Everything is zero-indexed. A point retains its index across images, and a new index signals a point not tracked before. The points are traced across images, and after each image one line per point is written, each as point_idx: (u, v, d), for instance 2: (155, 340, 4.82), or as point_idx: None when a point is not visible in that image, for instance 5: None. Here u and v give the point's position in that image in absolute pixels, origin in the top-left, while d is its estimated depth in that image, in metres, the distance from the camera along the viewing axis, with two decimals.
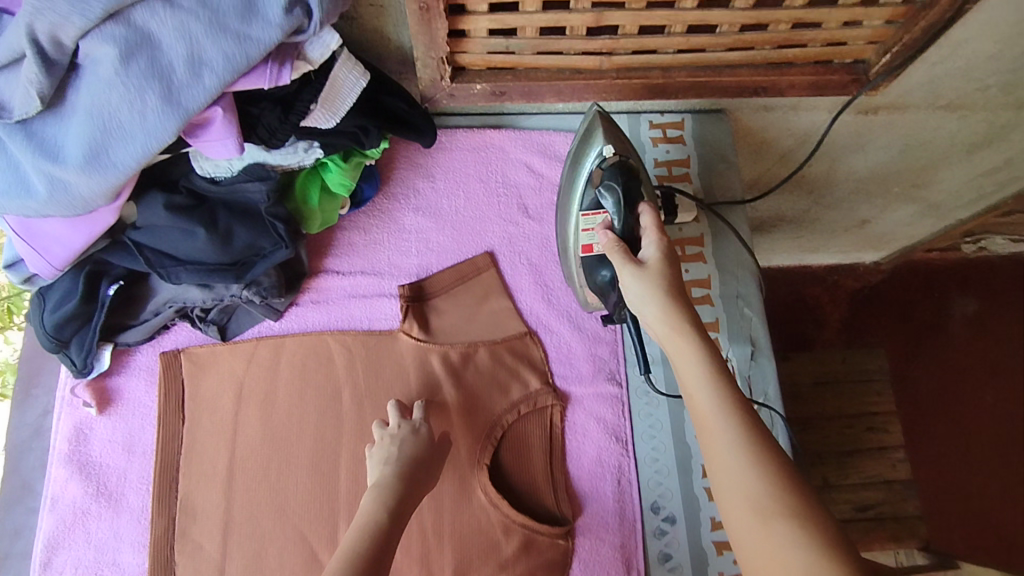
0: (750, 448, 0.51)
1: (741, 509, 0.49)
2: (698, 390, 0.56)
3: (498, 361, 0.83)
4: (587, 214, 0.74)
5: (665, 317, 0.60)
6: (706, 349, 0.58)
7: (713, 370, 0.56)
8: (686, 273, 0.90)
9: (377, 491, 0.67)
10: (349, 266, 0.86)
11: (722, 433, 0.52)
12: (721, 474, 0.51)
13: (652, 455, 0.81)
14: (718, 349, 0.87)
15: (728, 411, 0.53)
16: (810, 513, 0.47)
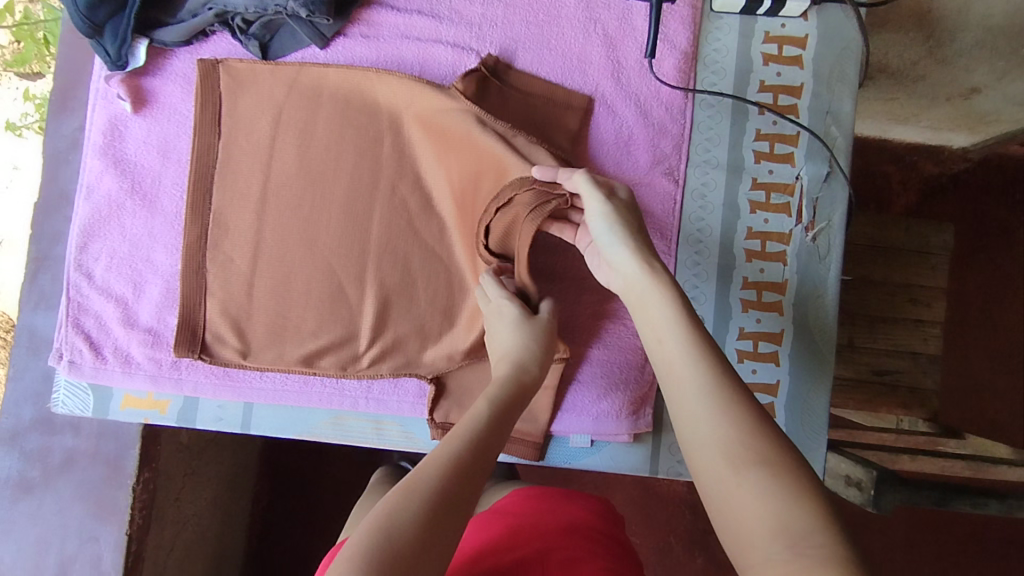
0: (717, 396, 0.48)
1: (705, 454, 0.46)
2: (667, 340, 0.54)
3: (554, 134, 0.77)
4: None
5: (632, 259, 0.60)
6: (683, 320, 0.55)
7: (694, 340, 0.53)
8: (778, 77, 0.80)
9: (493, 380, 0.61)
10: (407, 3, 0.78)
11: (690, 373, 0.50)
12: (682, 416, 0.49)
13: (694, 259, 0.79)
14: (791, 165, 0.79)
15: (700, 357, 0.51)
16: (782, 462, 0.44)
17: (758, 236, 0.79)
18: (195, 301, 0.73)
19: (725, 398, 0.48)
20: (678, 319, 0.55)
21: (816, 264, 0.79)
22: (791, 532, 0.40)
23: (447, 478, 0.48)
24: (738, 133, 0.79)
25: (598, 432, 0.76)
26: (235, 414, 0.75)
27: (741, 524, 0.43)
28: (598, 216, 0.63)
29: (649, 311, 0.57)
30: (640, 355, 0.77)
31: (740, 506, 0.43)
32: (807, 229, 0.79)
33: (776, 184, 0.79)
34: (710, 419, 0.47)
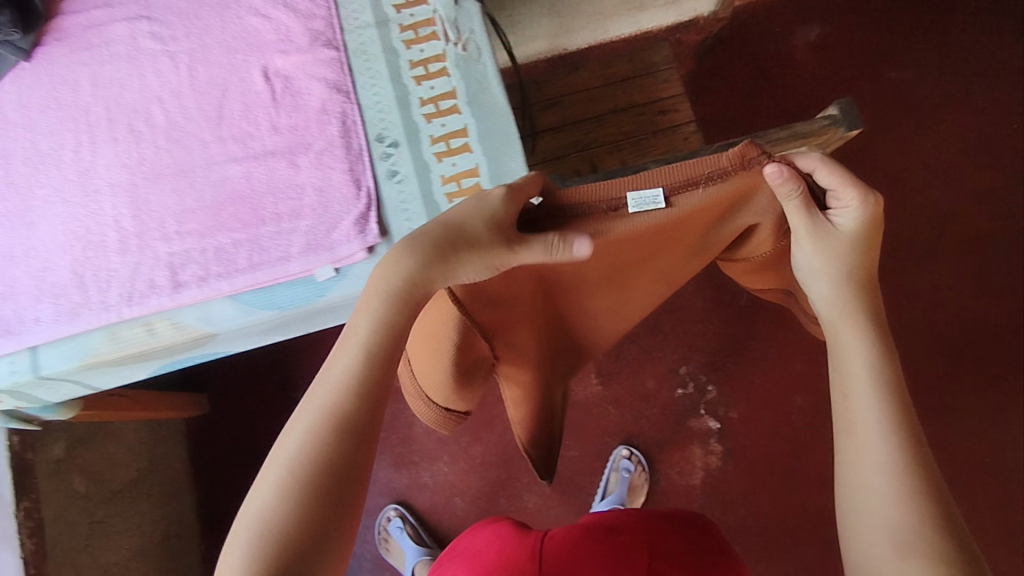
0: (901, 466, 0.67)
1: (880, 532, 0.65)
2: (859, 381, 0.72)
3: (226, 50, 0.92)
4: None
5: (835, 302, 0.76)
6: (891, 391, 0.71)
7: (887, 406, 0.70)
8: None
9: (360, 328, 0.69)
10: (88, 5, 0.96)
11: (872, 446, 0.68)
12: (858, 480, 0.68)
13: (374, 99, 0.91)
14: (426, 4, 0.94)
15: (896, 437, 0.68)
16: (937, 543, 0.63)
17: (420, 64, 0.92)
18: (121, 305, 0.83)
19: (910, 484, 0.66)
20: (869, 382, 0.72)
21: (473, 66, 0.92)
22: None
23: (295, 471, 0.63)
24: None
25: (336, 259, 0.85)
26: (25, 363, 0.84)
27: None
28: (806, 235, 0.74)
29: (850, 355, 0.74)
30: (352, 186, 0.87)
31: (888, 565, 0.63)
32: (457, 44, 0.93)
33: (419, 22, 0.94)
34: (882, 488, 0.66)
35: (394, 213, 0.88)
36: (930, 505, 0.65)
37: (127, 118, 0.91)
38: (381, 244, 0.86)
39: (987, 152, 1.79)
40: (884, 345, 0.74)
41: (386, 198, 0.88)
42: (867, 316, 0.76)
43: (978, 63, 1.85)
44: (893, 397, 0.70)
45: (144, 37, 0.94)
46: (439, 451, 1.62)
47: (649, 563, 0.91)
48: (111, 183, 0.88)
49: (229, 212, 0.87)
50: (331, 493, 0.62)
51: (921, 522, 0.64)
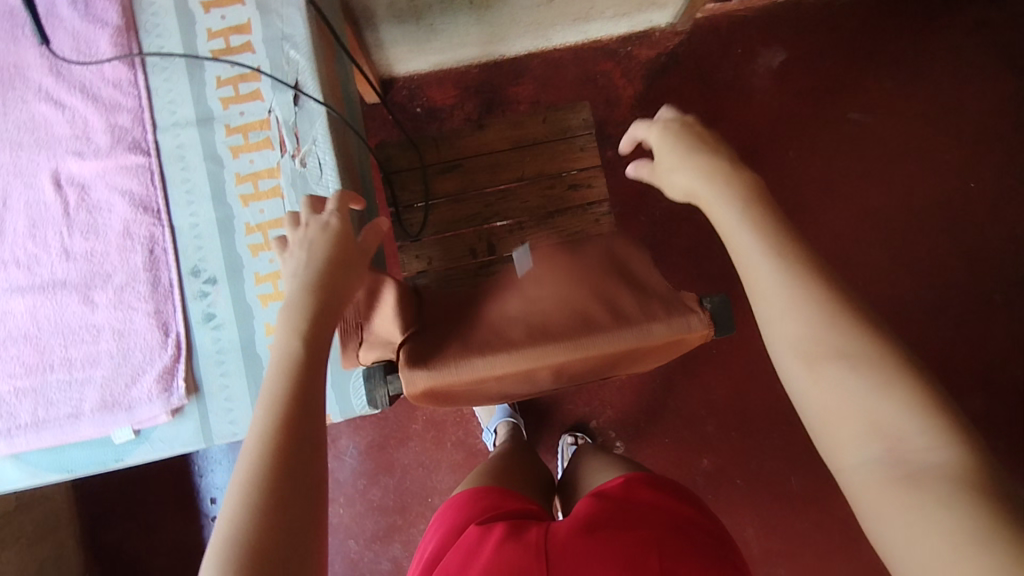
0: (791, 290, 0.63)
1: (791, 355, 0.61)
2: (738, 239, 0.70)
3: (11, 148, 0.77)
4: None
5: (699, 186, 0.77)
6: (758, 228, 0.69)
7: (769, 246, 0.67)
8: (222, 21, 0.79)
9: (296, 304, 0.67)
10: None
11: (765, 277, 0.66)
12: (775, 313, 0.63)
13: (190, 221, 0.77)
14: (260, 101, 0.79)
15: (778, 264, 0.65)
16: (863, 349, 0.57)
17: (247, 178, 0.78)
18: None
19: (803, 297, 0.62)
20: (745, 222, 0.70)
21: (311, 185, 0.78)
22: (876, 412, 0.54)
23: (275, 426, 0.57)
24: (197, 87, 0.78)
25: (135, 420, 0.74)
26: None
27: (831, 416, 0.57)
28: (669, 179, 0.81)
29: (722, 215, 0.73)
30: (158, 332, 0.75)
31: (825, 391, 0.57)
32: (294, 156, 0.78)
33: (251, 123, 0.79)
34: (786, 317, 0.62)
35: (208, 364, 0.76)
36: (839, 311, 0.60)
37: None
38: (189, 401, 0.75)
39: (943, 206, 1.67)
40: (748, 194, 0.74)
41: (200, 344, 0.76)
42: (723, 173, 0.76)
43: (946, 107, 1.70)
44: (770, 231, 0.69)
45: None
46: (336, 492, 1.58)
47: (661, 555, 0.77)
48: None
49: (12, 353, 0.75)
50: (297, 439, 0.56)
51: (831, 321, 0.60)
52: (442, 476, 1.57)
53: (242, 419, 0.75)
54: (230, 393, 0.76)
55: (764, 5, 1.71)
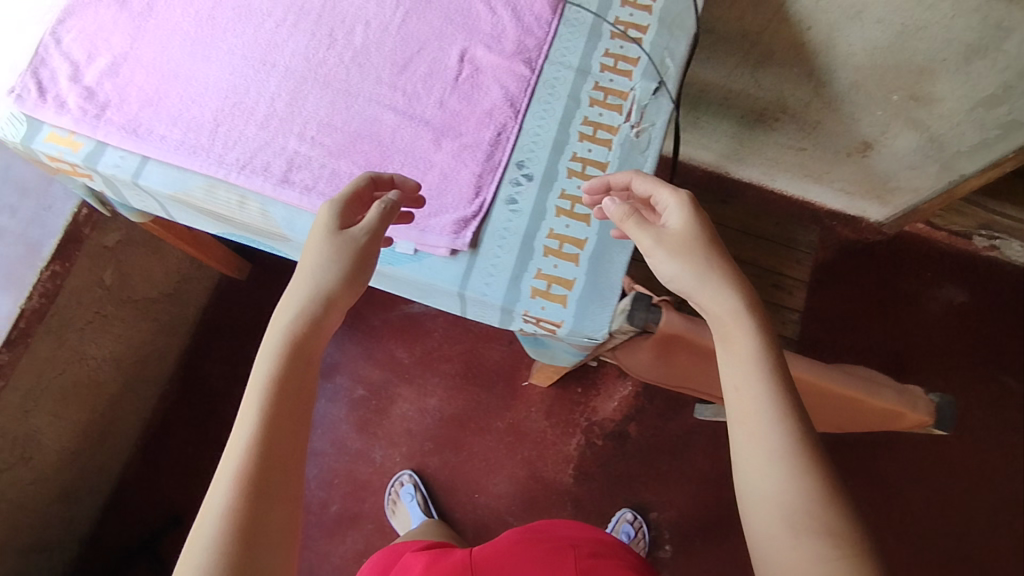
0: (790, 456, 0.59)
1: (773, 516, 0.58)
2: (745, 383, 0.64)
3: (446, 19, 0.97)
4: None
5: (719, 292, 0.70)
6: (768, 380, 0.63)
7: (782, 410, 0.61)
8: (630, 16, 1.00)
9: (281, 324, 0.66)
10: None
11: (764, 434, 0.61)
12: (766, 473, 0.60)
13: (535, 131, 0.94)
14: (628, 78, 0.97)
15: (783, 426, 0.61)
16: (835, 529, 0.57)
17: (592, 125, 0.95)
18: (206, 172, 0.89)
19: (801, 467, 0.59)
20: (763, 369, 0.64)
21: (634, 153, 0.94)
22: None
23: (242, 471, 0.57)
24: (590, 48, 0.98)
25: (421, 241, 0.88)
26: (130, 165, 0.89)
27: None
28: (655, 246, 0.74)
29: (734, 351, 0.66)
30: (472, 190, 0.90)
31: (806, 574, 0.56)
32: (632, 126, 0.95)
33: (613, 89, 0.97)
34: (779, 481, 0.59)
35: (491, 234, 0.90)
36: (824, 486, 0.59)
37: (334, 22, 0.96)
38: (464, 252, 0.88)
39: None
40: (769, 336, 0.67)
41: (493, 217, 0.90)
42: (741, 301, 0.69)
43: None
44: (780, 382, 0.64)
45: None
46: (402, 439, 1.64)
47: (575, 556, 0.80)
48: (286, 66, 0.94)
49: (361, 147, 0.91)
50: (263, 486, 0.57)
51: (821, 496, 0.58)
52: (497, 479, 1.61)
53: (495, 287, 0.87)
54: (497, 263, 0.88)
55: (964, 249, 1.87)
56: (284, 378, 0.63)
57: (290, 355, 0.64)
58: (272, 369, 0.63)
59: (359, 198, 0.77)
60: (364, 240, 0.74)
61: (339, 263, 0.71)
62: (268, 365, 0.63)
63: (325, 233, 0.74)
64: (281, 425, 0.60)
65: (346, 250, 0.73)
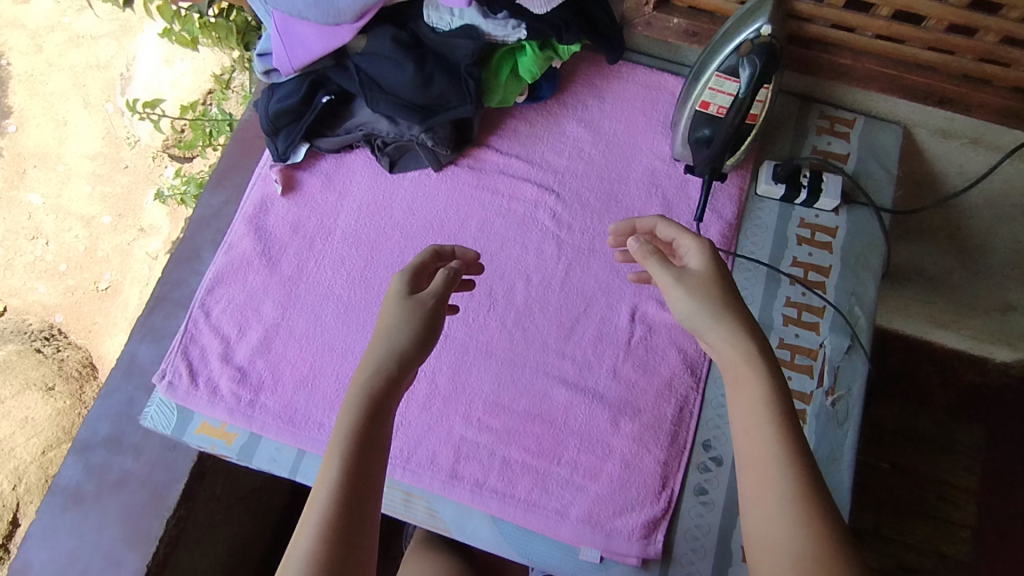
0: (801, 514, 0.53)
1: (778, 563, 0.52)
2: (755, 435, 0.57)
3: (613, 271, 0.90)
4: (720, 75, 0.81)
5: (736, 337, 0.61)
6: (780, 429, 0.57)
7: (790, 465, 0.55)
8: (809, 256, 0.92)
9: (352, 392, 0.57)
10: (509, 148, 0.96)
11: (774, 488, 0.55)
12: (776, 535, 0.53)
13: (720, 400, 0.86)
14: (816, 333, 0.88)
15: (797, 484, 0.54)
16: None
17: None
18: None
19: (817, 531, 0.52)
20: (773, 420, 0.57)
21: (834, 428, 0.84)
22: None
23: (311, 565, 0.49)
24: (769, 297, 0.90)
25: (608, 548, 0.79)
26: (286, 460, 0.84)
27: None
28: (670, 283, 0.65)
29: (743, 401, 0.59)
30: (659, 481, 0.81)
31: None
32: (828, 393, 0.86)
33: (801, 347, 0.88)
34: (794, 542, 0.52)
35: (683, 535, 0.80)
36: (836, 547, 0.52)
37: (490, 281, 0.90)
38: (657, 559, 0.79)
39: None
40: (782, 383, 0.60)
41: (684, 512, 0.81)
42: (749, 343, 0.61)
43: None
44: (799, 440, 0.57)
45: (545, 211, 0.93)
46: None
47: None
48: (447, 334, 0.88)
49: (533, 431, 0.84)
50: None
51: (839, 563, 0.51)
52: None
53: None
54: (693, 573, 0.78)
55: None
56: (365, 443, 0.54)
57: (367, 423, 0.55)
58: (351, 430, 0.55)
59: (425, 271, 0.66)
60: (434, 306, 0.62)
61: (412, 326, 0.60)
62: (341, 433, 0.55)
63: (393, 298, 0.63)
64: (358, 514, 0.52)
65: (414, 312, 0.61)
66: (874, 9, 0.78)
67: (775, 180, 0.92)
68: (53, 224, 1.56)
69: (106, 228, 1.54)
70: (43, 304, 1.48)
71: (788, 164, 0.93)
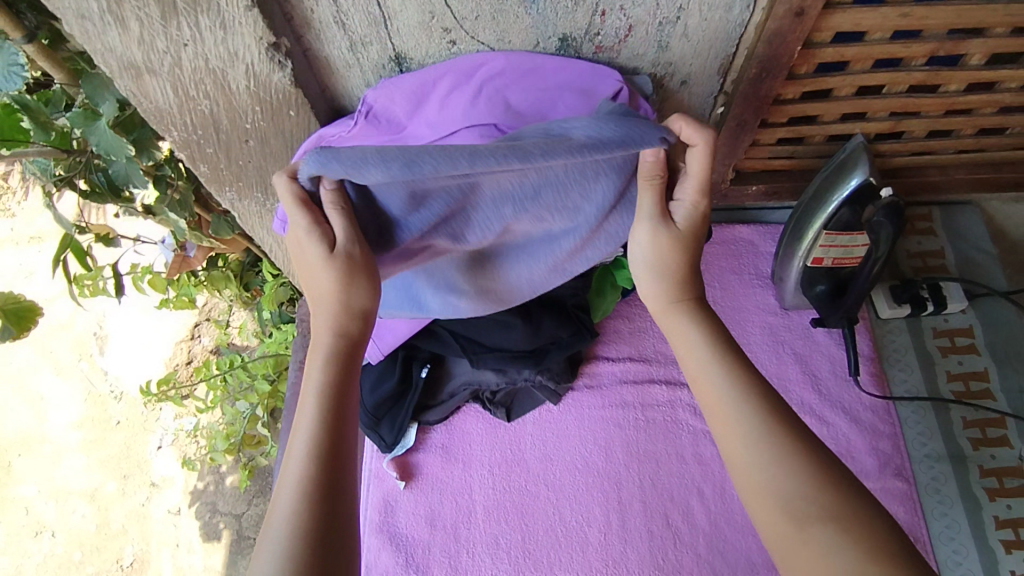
0: (767, 429, 0.47)
1: (770, 510, 0.45)
2: (701, 367, 0.52)
3: None
4: (830, 232, 0.78)
5: (668, 292, 0.56)
6: (720, 349, 0.53)
7: (744, 386, 0.50)
8: (961, 365, 0.87)
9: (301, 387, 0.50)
10: (618, 352, 0.91)
11: (737, 420, 0.49)
12: (736, 464, 0.48)
13: (953, 557, 0.78)
14: (1010, 447, 0.82)
15: (752, 401, 0.49)
16: (860, 512, 0.42)
17: (1010, 525, 0.79)
18: None
19: (776, 435, 0.47)
20: (718, 357, 0.52)
21: None
22: None
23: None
24: (945, 424, 0.84)
25: None
26: None
27: None
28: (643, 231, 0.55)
29: (686, 350, 0.54)
30: None
31: (808, 564, 0.42)
32: None
33: (1004, 468, 0.81)
34: (766, 466, 0.46)
35: None
36: (808, 451, 0.46)
37: (663, 510, 0.81)
38: None
39: None
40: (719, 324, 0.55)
41: None
42: (687, 294, 0.56)
43: None
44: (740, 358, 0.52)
45: (684, 409, 0.87)
46: None
47: None
48: None
49: None
50: None
51: (815, 476, 0.44)
52: None
53: None
54: None
55: None
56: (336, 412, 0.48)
57: (335, 384, 0.50)
58: (319, 399, 0.48)
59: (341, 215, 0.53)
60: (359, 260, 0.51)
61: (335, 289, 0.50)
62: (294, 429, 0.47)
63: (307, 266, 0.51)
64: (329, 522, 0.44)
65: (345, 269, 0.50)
66: (956, 132, 0.77)
67: (898, 302, 0.88)
68: (40, 513, 1.67)
69: (114, 494, 1.65)
70: None
71: (903, 283, 0.89)
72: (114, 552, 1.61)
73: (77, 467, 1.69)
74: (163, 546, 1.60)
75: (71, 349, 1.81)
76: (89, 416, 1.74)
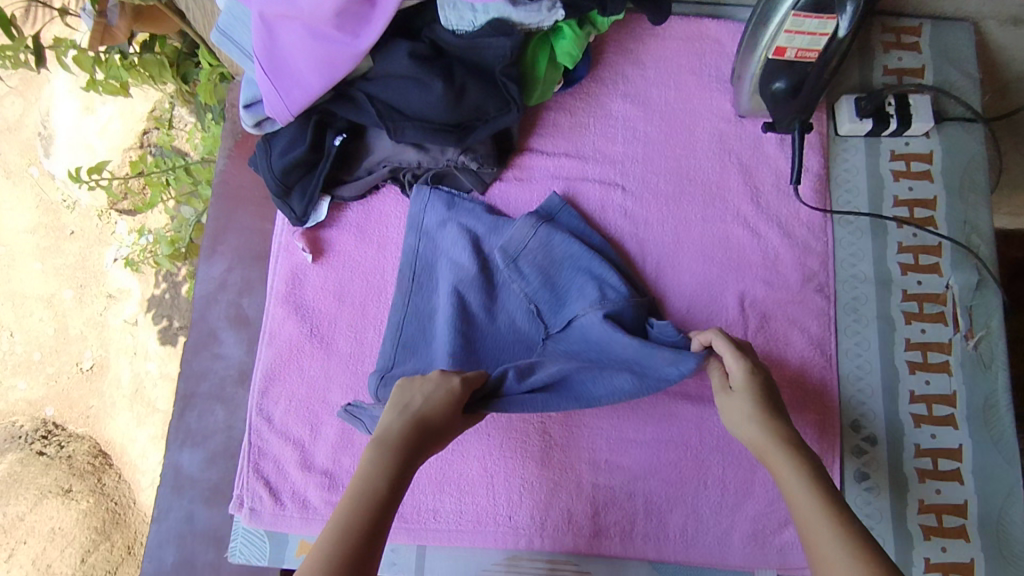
0: (857, 550, 0.49)
1: None
2: (795, 494, 0.55)
3: (709, 261, 0.80)
4: (797, 14, 0.68)
5: (765, 430, 0.60)
6: (817, 482, 0.55)
7: (837, 513, 0.52)
8: (911, 191, 0.82)
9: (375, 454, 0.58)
10: (554, 147, 0.85)
11: (823, 536, 0.51)
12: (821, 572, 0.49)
13: (856, 373, 0.79)
14: (938, 275, 0.80)
15: (841, 524, 0.51)
16: None
17: (918, 347, 0.79)
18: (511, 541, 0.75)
19: (866, 554, 0.48)
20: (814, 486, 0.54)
21: (982, 374, 0.78)
22: None
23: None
24: (878, 247, 0.81)
25: (784, 564, 0.72)
26: (409, 559, 0.77)
27: None
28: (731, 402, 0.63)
29: (782, 481, 0.57)
30: None
31: None
32: (967, 337, 0.79)
33: (926, 294, 0.80)
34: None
35: None
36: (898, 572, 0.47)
37: None
38: None
39: None
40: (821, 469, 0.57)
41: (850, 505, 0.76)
42: (783, 437, 0.60)
43: None
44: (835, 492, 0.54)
45: (614, 211, 0.82)
46: None
47: None
48: None
49: (670, 460, 0.75)
50: None
51: None
52: None
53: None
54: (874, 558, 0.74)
55: None
56: (386, 497, 0.54)
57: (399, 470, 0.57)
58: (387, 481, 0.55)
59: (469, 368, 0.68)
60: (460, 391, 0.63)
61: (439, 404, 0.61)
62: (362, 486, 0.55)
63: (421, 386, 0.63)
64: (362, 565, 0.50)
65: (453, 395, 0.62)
66: None
67: (861, 116, 0.82)
68: None
69: (71, 302, 1.62)
70: (28, 401, 1.59)
71: (870, 95, 0.82)
72: (69, 353, 1.60)
73: (32, 272, 1.65)
74: (120, 353, 1.59)
75: (20, 153, 1.68)
76: (39, 219, 1.67)
